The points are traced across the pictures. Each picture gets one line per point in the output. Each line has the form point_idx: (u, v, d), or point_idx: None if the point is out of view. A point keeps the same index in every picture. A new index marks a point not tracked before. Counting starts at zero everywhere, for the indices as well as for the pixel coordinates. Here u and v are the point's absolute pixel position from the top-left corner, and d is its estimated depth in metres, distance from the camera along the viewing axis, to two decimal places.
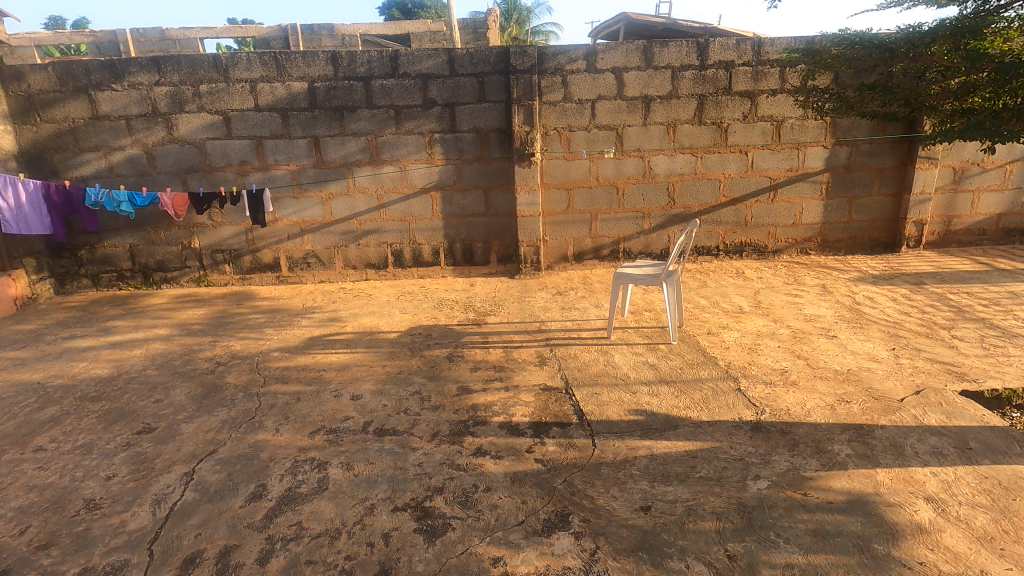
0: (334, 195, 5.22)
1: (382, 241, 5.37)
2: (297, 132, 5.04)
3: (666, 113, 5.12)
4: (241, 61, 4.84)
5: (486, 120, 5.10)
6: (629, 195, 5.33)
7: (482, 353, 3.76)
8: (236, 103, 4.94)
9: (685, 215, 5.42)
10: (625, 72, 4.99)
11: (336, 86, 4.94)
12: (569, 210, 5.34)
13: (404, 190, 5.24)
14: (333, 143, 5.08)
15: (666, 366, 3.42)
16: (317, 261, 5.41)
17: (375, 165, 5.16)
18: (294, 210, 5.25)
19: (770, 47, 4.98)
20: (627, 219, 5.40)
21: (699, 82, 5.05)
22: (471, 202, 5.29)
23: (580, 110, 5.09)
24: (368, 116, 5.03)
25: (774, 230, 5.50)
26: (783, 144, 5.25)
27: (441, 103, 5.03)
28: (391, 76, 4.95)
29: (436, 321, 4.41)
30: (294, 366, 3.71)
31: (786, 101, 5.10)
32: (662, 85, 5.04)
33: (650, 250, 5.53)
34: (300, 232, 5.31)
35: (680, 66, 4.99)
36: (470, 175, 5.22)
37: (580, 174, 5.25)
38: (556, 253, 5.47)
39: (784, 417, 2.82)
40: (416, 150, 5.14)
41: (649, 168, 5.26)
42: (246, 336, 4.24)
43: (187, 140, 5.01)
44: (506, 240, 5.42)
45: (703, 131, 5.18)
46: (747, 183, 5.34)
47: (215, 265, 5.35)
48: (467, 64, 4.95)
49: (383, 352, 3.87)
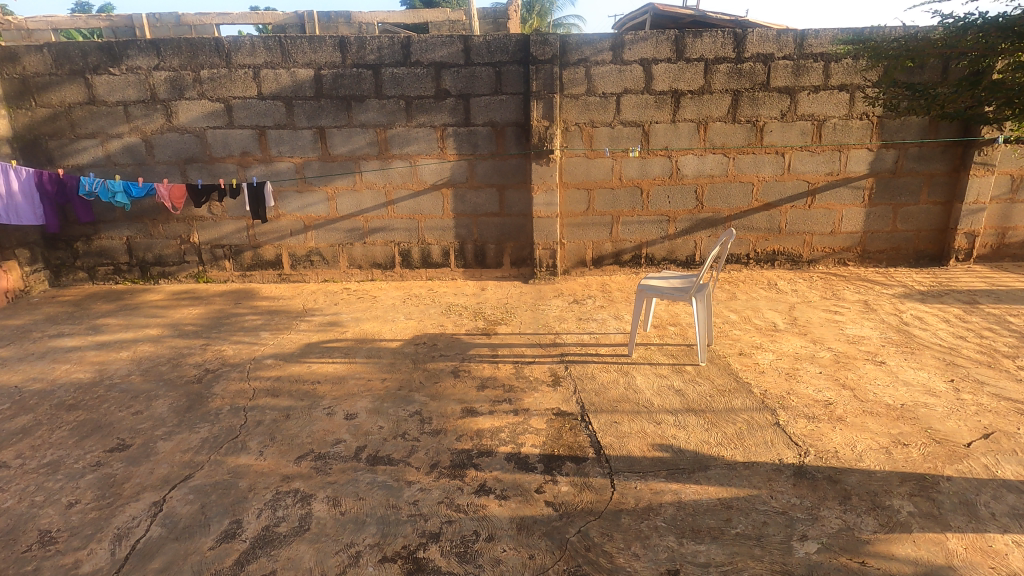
0: (340, 190, 4.93)
1: (389, 240, 5.07)
2: (302, 122, 4.75)
3: (696, 110, 4.74)
4: (245, 45, 4.56)
5: (502, 113, 4.75)
6: (654, 197, 4.96)
7: (490, 369, 3.44)
8: (239, 90, 4.66)
9: (713, 220, 5.04)
10: (654, 64, 4.62)
11: (344, 74, 4.64)
12: (589, 212, 4.99)
13: (413, 187, 4.93)
14: (340, 135, 4.79)
15: (694, 392, 3.07)
16: (320, 259, 5.12)
17: (383, 159, 4.85)
18: (297, 205, 4.96)
19: (815, 40, 4.56)
20: (651, 223, 5.03)
21: (734, 77, 4.66)
22: (485, 200, 4.96)
23: (604, 105, 4.72)
24: (378, 107, 4.72)
25: (810, 238, 5.10)
26: (823, 146, 4.84)
27: (455, 94, 4.70)
28: (402, 64, 4.63)
29: (443, 330, 4.11)
30: (287, 377, 3.43)
31: (829, 98, 4.70)
32: (694, 78, 4.66)
33: (674, 257, 5.15)
34: (304, 229, 5.03)
35: (714, 58, 4.61)
36: (484, 172, 4.89)
37: (602, 173, 4.89)
38: (573, 257, 5.13)
39: (832, 462, 2.46)
40: (427, 143, 4.82)
41: (677, 168, 4.88)
42: (240, 340, 3.97)
43: (187, 128, 4.74)
44: (521, 242, 5.08)
45: (737, 129, 4.79)
46: (783, 187, 4.94)
47: (215, 260, 5.10)
48: (484, 53, 4.61)
49: (384, 363, 3.58)
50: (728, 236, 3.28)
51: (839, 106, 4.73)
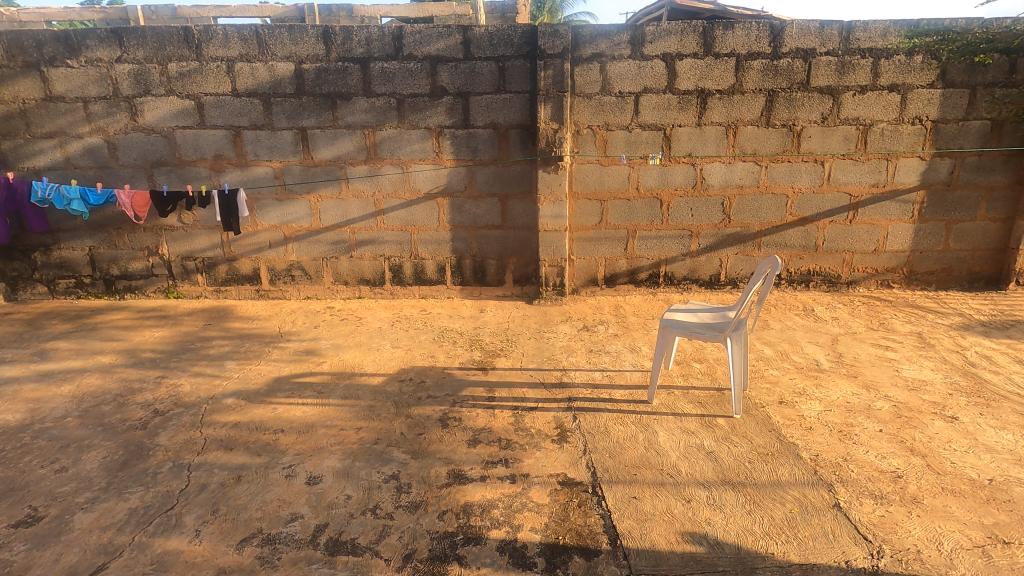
0: (324, 199, 4.43)
1: (378, 254, 4.56)
2: (281, 122, 4.24)
3: (726, 112, 4.19)
4: (217, 35, 4.06)
5: (506, 114, 4.22)
6: (675, 210, 4.42)
7: (485, 417, 2.92)
8: (211, 86, 4.17)
9: (741, 236, 4.49)
10: (678, 60, 4.08)
11: (328, 69, 4.13)
12: (601, 225, 4.45)
13: (405, 195, 4.42)
14: (324, 136, 4.28)
15: (729, 457, 2.53)
16: (302, 274, 4.62)
17: (372, 164, 4.35)
18: (277, 214, 4.46)
19: (863, 33, 4.01)
20: (671, 238, 4.49)
21: (769, 75, 4.11)
22: (485, 211, 4.44)
23: (620, 106, 4.18)
24: (366, 105, 4.21)
25: (850, 257, 4.54)
26: (868, 154, 4.28)
27: (452, 92, 4.18)
28: (393, 58, 4.11)
29: (433, 362, 3.59)
30: (246, 423, 2.93)
31: (877, 100, 4.14)
32: (723, 76, 4.11)
33: (696, 276, 4.60)
34: (283, 240, 4.53)
35: (746, 54, 4.06)
36: (484, 180, 4.37)
37: (616, 182, 4.35)
38: (583, 275, 4.59)
39: (915, 568, 1.91)
40: (421, 147, 4.31)
41: (701, 178, 4.34)
42: (201, 372, 3.47)
43: (153, 128, 4.25)
44: (525, 258, 4.56)
45: (771, 134, 4.24)
46: (821, 200, 4.39)
47: (186, 274, 4.61)
48: (485, 46, 4.09)
49: (362, 407, 3.06)
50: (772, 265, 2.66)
51: (888, 109, 4.17)
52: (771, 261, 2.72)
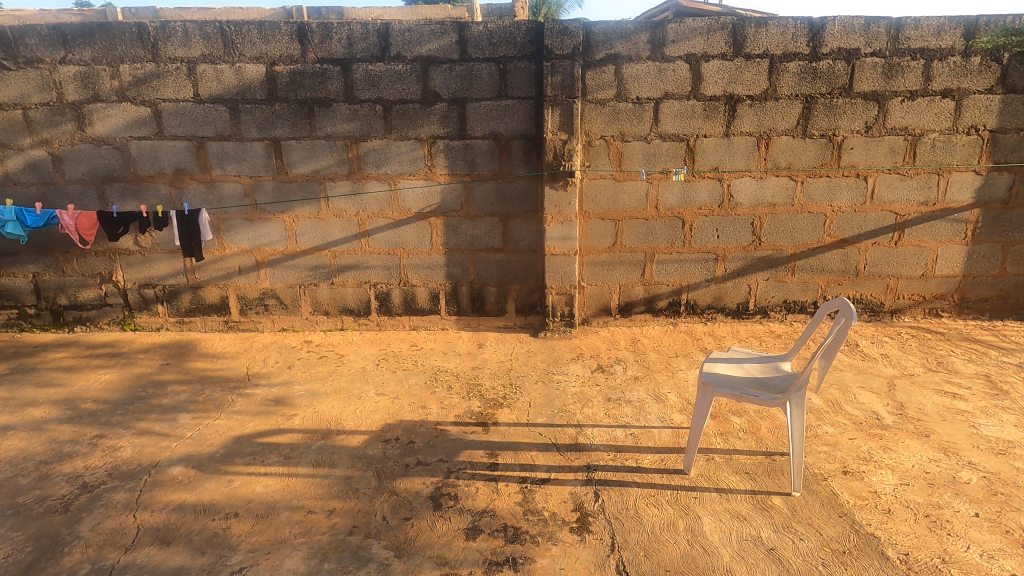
0: (301, 219, 3.90)
1: (362, 280, 4.03)
2: (251, 132, 3.72)
3: (757, 120, 3.70)
4: (176, 33, 3.54)
5: (508, 123, 3.71)
6: (699, 231, 3.91)
7: (487, 495, 2.39)
8: (170, 91, 3.64)
9: (773, 259, 3.98)
10: (704, 61, 3.59)
11: (304, 71, 3.61)
12: (615, 248, 3.94)
13: (393, 214, 3.89)
14: (300, 149, 3.76)
15: (797, 557, 2.00)
16: (276, 303, 4.08)
17: (355, 180, 3.82)
18: (247, 236, 3.93)
19: (914, 31, 3.52)
20: (694, 263, 3.98)
21: (807, 79, 3.62)
22: (484, 232, 3.92)
23: (638, 114, 3.68)
24: (348, 113, 3.69)
25: (894, 283, 4.04)
26: (917, 168, 3.79)
27: (447, 98, 3.67)
28: (379, 60, 3.60)
29: (425, 414, 3.06)
30: (193, 503, 2.38)
31: (928, 107, 3.66)
32: (755, 80, 3.62)
33: (722, 305, 4.09)
34: (255, 266, 3.99)
35: (782, 55, 3.58)
36: (483, 197, 3.85)
37: (633, 200, 3.84)
38: (594, 304, 4.07)
39: None
40: (411, 161, 3.79)
41: (729, 195, 3.84)
42: (148, 429, 2.92)
43: (104, 139, 3.72)
44: (529, 284, 4.02)
45: (808, 146, 3.75)
46: (862, 220, 3.89)
47: (144, 304, 4.06)
48: (484, 45, 3.58)
49: (337, 479, 2.52)
50: (849, 318, 2.10)
51: (941, 116, 3.68)
52: (845, 307, 2.16)
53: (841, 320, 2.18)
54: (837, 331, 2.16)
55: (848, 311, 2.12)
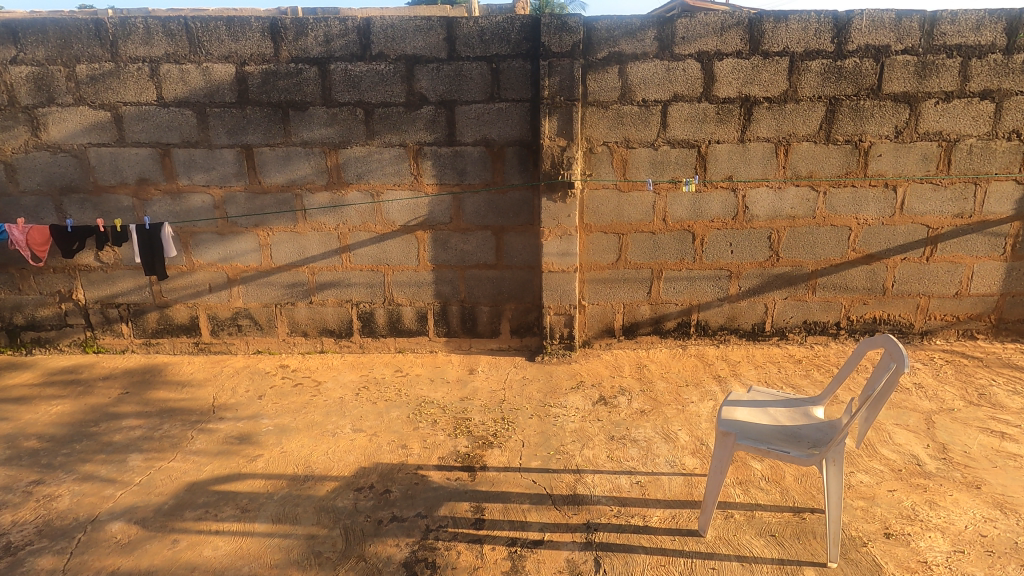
0: (276, 232, 3.58)
1: (343, 299, 3.70)
2: (220, 138, 3.40)
3: (776, 125, 3.36)
4: (137, 30, 3.23)
5: (501, 128, 3.38)
6: (710, 245, 3.57)
7: (470, 562, 2.05)
8: (131, 93, 3.32)
9: (792, 276, 3.64)
10: (717, 60, 3.26)
11: (278, 71, 3.29)
12: (619, 264, 3.60)
13: (376, 228, 3.57)
14: (274, 157, 3.43)
15: None
16: (250, 324, 3.75)
17: (335, 190, 3.50)
18: (218, 251, 3.61)
19: (951, 25, 3.18)
20: (706, 280, 3.64)
21: (831, 79, 3.28)
22: (475, 247, 3.58)
23: (644, 117, 3.34)
24: (326, 117, 3.37)
25: (925, 302, 3.68)
26: (951, 177, 3.45)
27: (434, 101, 3.34)
28: (360, 59, 3.27)
29: (406, 455, 2.72)
30: (129, 571, 2.05)
31: (965, 110, 3.32)
32: (774, 80, 3.29)
33: (735, 325, 3.74)
34: (227, 283, 3.67)
35: (803, 53, 3.24)
36: (474, 209, 3.52)
37: (638, 212, 3.50)
38: (596, 324, 3.73)
39: None
40: (395, 169, 3.46)
41: (744, 207, 3.50)
42: (93, 474, 2.59)
43: (61, 146, 3.41)
44: (525, 304, 3.69)
45: (831, 153, 3.41)
46: (891, 234, 3.55)
47: (108, 324, 3.74)
48: (475, 43, 3.25)
49: (298, 540, 2.19)
50: (901, 365, 1.73)
51: (979, 120, 3.34)
52: (894, 350, 1.80)
53: (890, 365, 1.81)
54: (885, 379, 1.79)
55: (900, 357, 1.75)
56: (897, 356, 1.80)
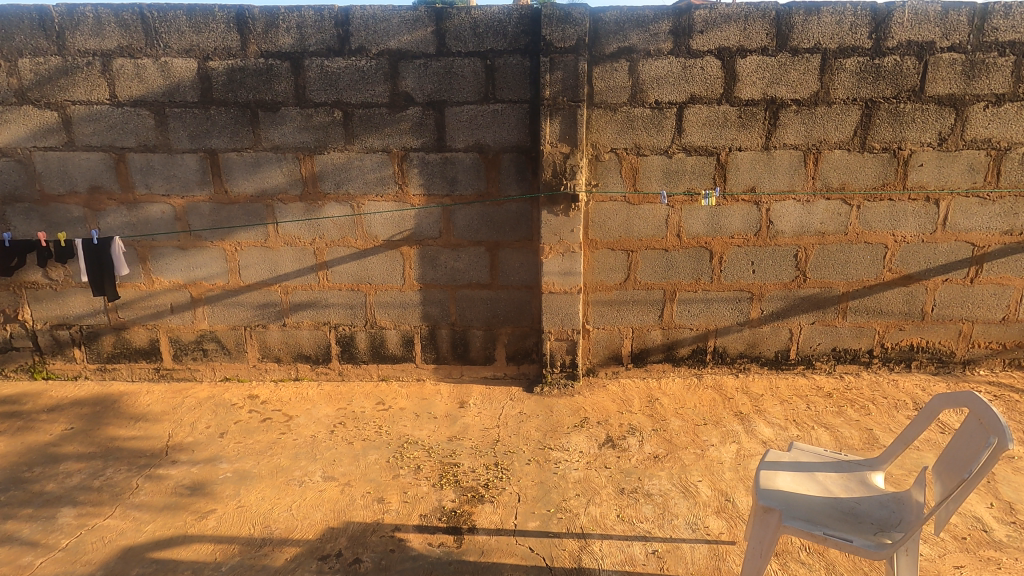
0: (245, 247, 3.20)
1: (321, 321, 3.32)
2: (181, 141, 3.03)
3: (805, 130, 2.99)
4: (87, 20, 2.87)
5: (497, 132, 3.01)
6: (730, 264, 3.20)
7: None
8: (80, 91, 2.96)
9: (820, 299, 3.26)
10: (740, 57, 2.89)
11: (245, 67, 2.92)
12: (628, 284, 3.23)
13: (357, 242, 3.19)
14: (242, 163, 3.07)
15: None
16: (217, 348, 3.37)
17: (310, 201, 3.13)
18: (180, 267, 3.23)
19: (1004, 19, 2.82)
20: (724, 302, 3.27)
21: (868, 79, 2.92)
22: (467, 264, 3.21)
23: (657, 121, 2.98)
24: (301, 119, 3.00)
25: (968, 328, 3.31)
26: (1001, 190, 3.08)
27: (421, 101, 2.97)
28: (338, 54, 2.91)
29: (382, 511, 2.34)
30: None
31: (1018, 115, 2.95)
32: (804, 80, 2.92)
33: (756, 352, 3.36)
34: (191, 303, 3.29)
35: (837, 49, 2.88)
36: (466, 222, 3.14)
37: (649, 227, 3.13)
38: (602, 351, 3.35)
39: None
40: (378, 177, 3.09)
41: (768, 222, 3.13)
42: (13, 536, 2.21)
43: (3, 150, 3.03)
44: (523, 327, 3.31)
45: (867, 162, 3.04)
46: (931, 252, 3.18)
47: (58, 347, 3.36)
48: (467, 36, 2.88)
49: None
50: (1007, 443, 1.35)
51: None
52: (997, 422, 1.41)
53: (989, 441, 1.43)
54: (983, 460, 1.41)
55: (1005, 432, 1.37)
56: (996, 429, 1.43)
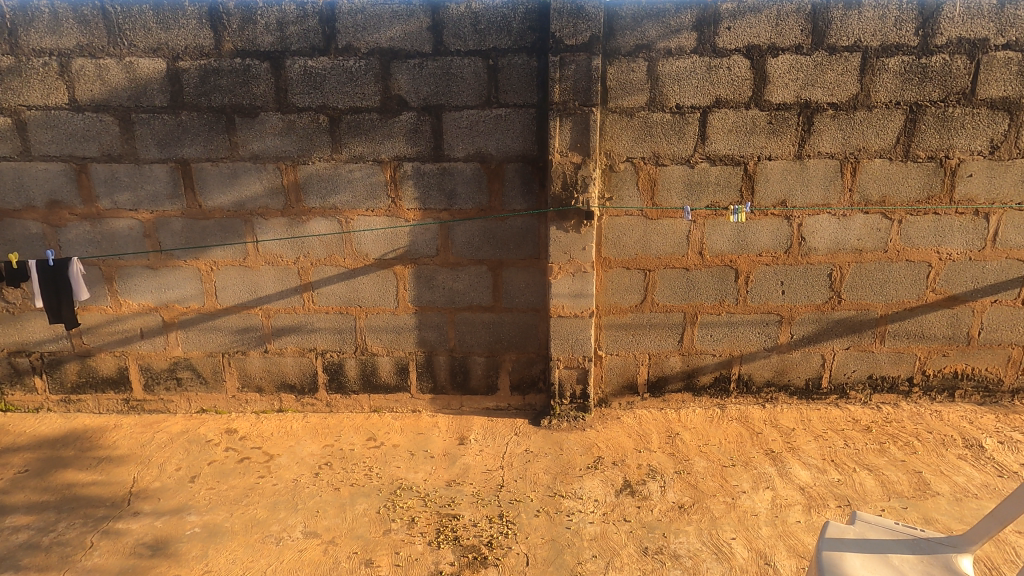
0: (222, 266, 2.89)
1: (306, 347, 3.02)
2: (150, 150, 2.73)
3: (842, 137, 2.70)
4: (42, 16, 2.57)
5: (500, 140, 2.71)
6: (758, 285, 2.90)
7: None
8: (36, 94, 2.65)
9: (856, 322, 2.96)
10: (771, 56, 2.59)
11: (219, 68, 2.62)
12: (644, 307, 2.93)
13: (345, 261, 2.89)
14: (217, 174, 2.77)
15: None
16: (192, 376, 3.07)
17: (294, 216, 2.83)
18: (151, 289, 2.93)
19: None
20: (750, 326, 2.97)
21: (913, 80, 2.62)
22: (468, 285, 2.91)
23: (679, 128, 2.68)
24: (282, 126, 2.70)
25: (1018, 354, 3.01)
26: None
27: (416, 105, 2.67)
28: (323, 53, 2.61)
29: None
30: None
31: None
32: (842, 82, 2.63)
33: (785, 381, 3.06)
34: (163, 328, 2.99)
35: (879, 47, 2.58)
36: (466, 239, 2.84)
37: (669, 244, 2.83)
38: (615, 379, 3.05)
39: None
40: (368, 190, 2.79)
41: (799, 238, 2.83)
42: None
43: None
44: (528, 354, 3.01)
45: (910, 172, 2.75)
46: (979, 271, 2.88)
47: (17, 377, 3.06)
48: (467, 33, 2.58)
49: None
50: None
51: None
52: None
53: None
54: None
55: None
56: None
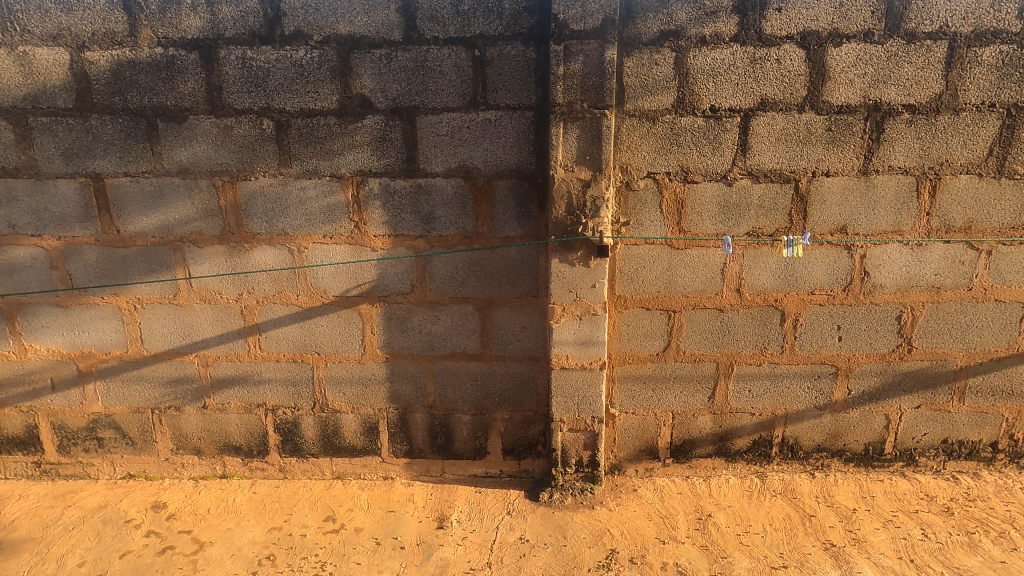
0: (147, 305, 2.35)
1: (253, 402, 2.47)
2: (54, 163, 2.19)
3: (919, 148, 2.14)
4: None
5: (489, 151, 2.16)
6: (809, 330, 2.34)
7: None
8: None
9: (930, 375, 2.39)
10: (833, 46, 2.04)
11: (136, 60, 2.09)
12: (668, 356, 2.37)
13: (299, 298, 2.34)
14: (139, 193, 2.23)
15: None
16: (117, 436, 2.52)
17: (234, 243, 2.28)
18: (62, 331, 2.39)
19: None
20: (798, 379, 2.40)
21: (1012, 76, 2.07)
22: (450, 329, 2.36)
23: (714, 135, 2.13)
24: (217, 132, 2.16)
25: None
26: None
27: (383, 107, 2.13)
28: (265, 41, 2.07)
29: None
30: None
31: None
32: (922, 78, 2.07)
33: (840, 445, 2.49)
34: (78, 378, 2.45)
35: (970, 34, 2.02)
36: (447, 273, 2.29)
37: (699, 279, 2.28)
38: (631, 442, 2.48)
39: None
40: (325, 211, 2.24)
41: (863, 272, 2.27)
42: None
43: None
44: (525, 412, 2.45)
45: (1003, 190, 2.19)
46: None
47: None
48: (446, 16, 2.04)
49: None
50: None
51: None
52: None
53: None
54: None
55: None
56: None
